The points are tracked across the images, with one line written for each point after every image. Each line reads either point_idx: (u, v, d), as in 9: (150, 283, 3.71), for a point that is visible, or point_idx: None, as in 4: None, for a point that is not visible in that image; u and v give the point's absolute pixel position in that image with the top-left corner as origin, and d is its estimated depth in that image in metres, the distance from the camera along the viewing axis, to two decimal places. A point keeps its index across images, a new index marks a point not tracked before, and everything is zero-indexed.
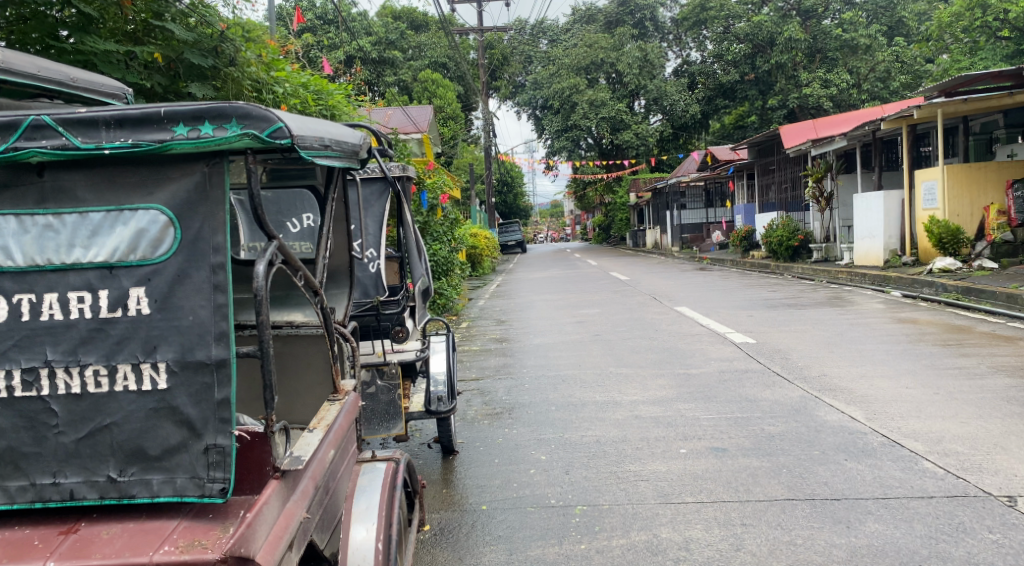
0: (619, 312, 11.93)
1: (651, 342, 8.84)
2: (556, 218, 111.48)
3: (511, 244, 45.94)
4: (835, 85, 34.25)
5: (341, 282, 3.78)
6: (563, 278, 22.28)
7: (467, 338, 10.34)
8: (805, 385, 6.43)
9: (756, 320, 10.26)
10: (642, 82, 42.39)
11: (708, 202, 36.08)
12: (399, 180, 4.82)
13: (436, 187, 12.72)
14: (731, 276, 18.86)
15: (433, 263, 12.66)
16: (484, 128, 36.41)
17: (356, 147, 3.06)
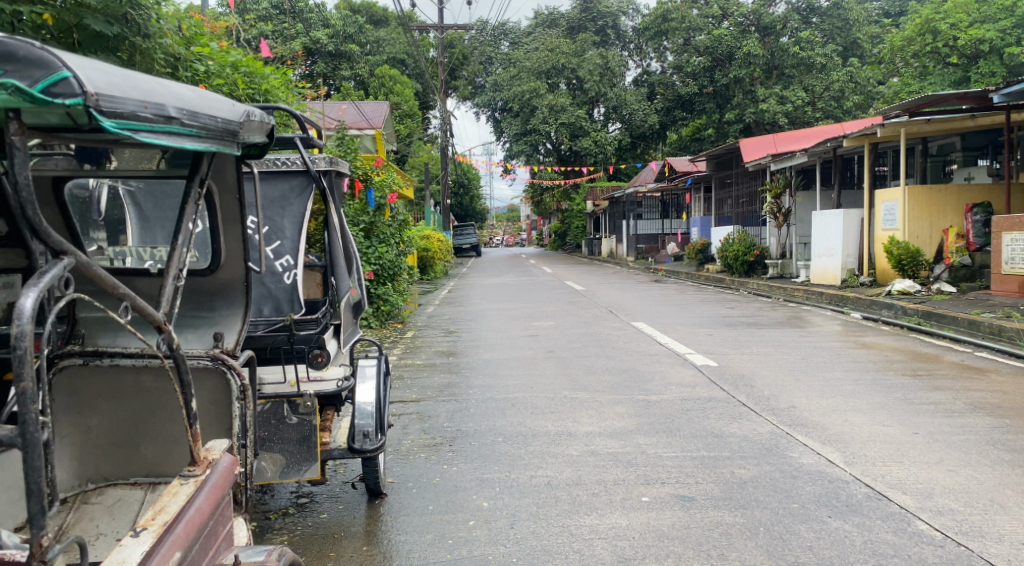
0: (572, 326, 11.34)
1: (608, 362, 8.25)
2: (512, 222, 111.20)
3: (465, 247, 45.29)
4: (790, 102, 34.42)
5: (237, 302, 3.23)
6: (516, 285, 21.67)
7: (411, 350, 9.65)
8: (774, 417, 5.89)
9: (716, 339, 9.75)
10: (602, 89, 42.11)
11: (664, 212, 35.91)
12: (325, 177, 4.13)
13: (384, 185, 12.00)
14: (687, 290, 18.47)
15: (378, 266, 11.91)
16: (442, 129, 35.69)
17: (236, 127, 2.66)
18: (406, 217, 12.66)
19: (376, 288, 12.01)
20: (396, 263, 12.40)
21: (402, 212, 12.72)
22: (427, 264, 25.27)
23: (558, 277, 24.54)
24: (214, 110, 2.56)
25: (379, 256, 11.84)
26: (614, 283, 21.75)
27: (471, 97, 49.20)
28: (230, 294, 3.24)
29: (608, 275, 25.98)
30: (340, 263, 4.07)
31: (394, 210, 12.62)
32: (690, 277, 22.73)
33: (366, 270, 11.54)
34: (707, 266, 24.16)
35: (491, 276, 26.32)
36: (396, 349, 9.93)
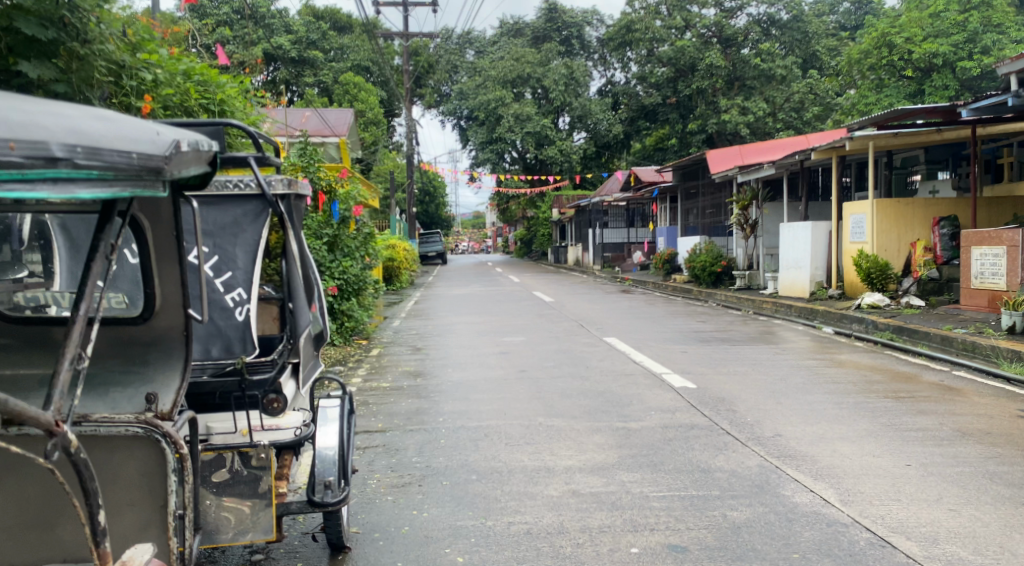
0: (543, 343, 11.01)
1: (583, 384, 7.93)
2: (478, 229, 110.97)
3: (430, 256, 44.91)
4: (752, 113, 34.65)
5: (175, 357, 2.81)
6: (483, 296, 21.32)
7: (376, 371, 9.25)
8: (761, 448, 5.62)
9: (692, 357, 9.49)
10: (567, 98, 42.01)
11: (629, 221, 35.87)
12: (282, 200, 3.70)
13: (349, 196, 11.58)
14: (656, 302, 18.27)
15: (342, 282, 11.46)
16: (407, 137, 35.29)
17: (159, 160, 2.32)
18: (371, 230, 12.25)
19: (341, 303, 11.54)
20: (362, 277, 11.96)
21: (366, 225, 12.30)
22: (392, 275, 24.81)
23: (526, 288, 24.24)
24: (128, 143, 2.24)
25: (344, 270, 11.40)
26: (582, 294, 21.52)
27: (435, 105, 48.83)
28: (165, 345, 2.84)
29: (575, 286, 25.75)
30: (299, 298, 3.67)
31: (359, 223, 12.19)
32: (658, 288, 22.57)
33: (330, 285, 11.09)
34: (674, 276, 24.03)
35: (458, 287, 25.94)
36: (361, 369, 9.51)
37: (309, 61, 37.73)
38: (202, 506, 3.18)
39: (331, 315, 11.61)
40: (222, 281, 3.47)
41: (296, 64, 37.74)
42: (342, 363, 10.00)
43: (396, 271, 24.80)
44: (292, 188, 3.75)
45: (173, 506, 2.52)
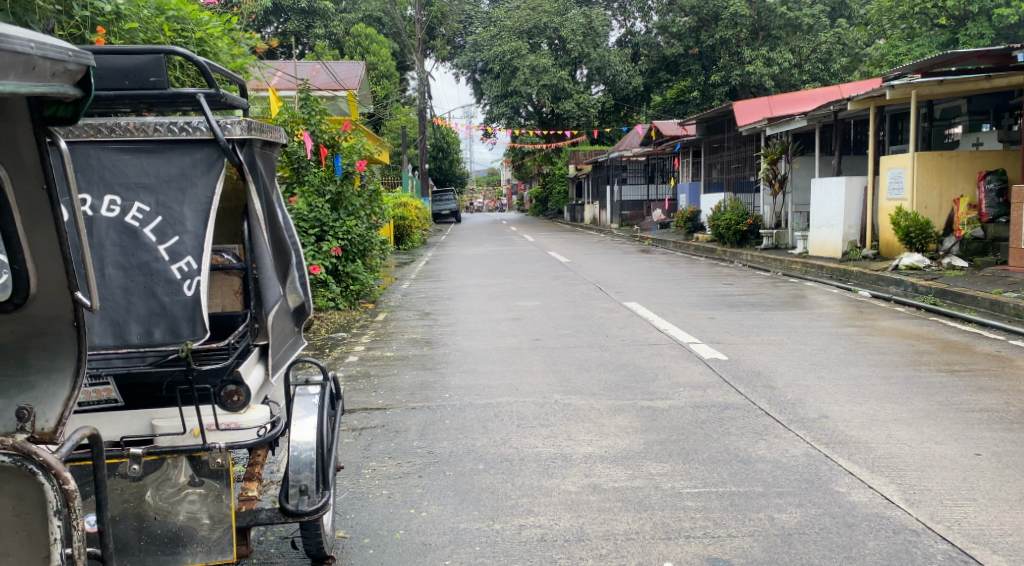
0: (560, 307, 10.39)
1: (603, 355, 7.29)
2: (494, 186, 109.89)
3: (444, 213, 44.30)
4: (777, 64, 33.49)
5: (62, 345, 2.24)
6: (498, 255, 20.71)
7: (381, 337, 8.68)
8: (805, 433, 4.99)
9: (722, 324, 8.83)
10: (585, 50, 40.78)
11: (649, 177, 34.97)
12: (245, 147, 3.02)
13: (352, 150, 10.96)
14: (677, 262, 17.56)
15: (346, 242, 10.83)
16: (420, 91, 34.46)
17: None
18: (379, 187, 11.59)
19: (346, 265, 11.01)
20: (368, 237, 11.35)
21: (372, 181, 11.64)
22: (405, 233, 24.22)
23: (542, 247, 23.59)
24: None
25: (349, 229, 10.83)
26: (600, 253, 20.84)
27: (451, 58, 47.84)
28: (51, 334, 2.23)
29: (593, 244, 25.04)
30: (266, 268, 3.03)
31: (365, 179, 11.53)
32: (680, 247, 21.83)
33: (334, 245, 10.61)
34: (695, 235, 23.27)
35: (473, 246, 25.34)
36: (367, 335, 8.94)
37: (320, 12, 36.84)
38: (147, 517, 2.69)
39: (336, 276, 11.06)
40: (166, 248, 2.80)
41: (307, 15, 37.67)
42: (348, 328, 9.44)
43: (409, 230, 24.21)
44: (251, 133, 2.99)
45: (58, 548, 2.01)
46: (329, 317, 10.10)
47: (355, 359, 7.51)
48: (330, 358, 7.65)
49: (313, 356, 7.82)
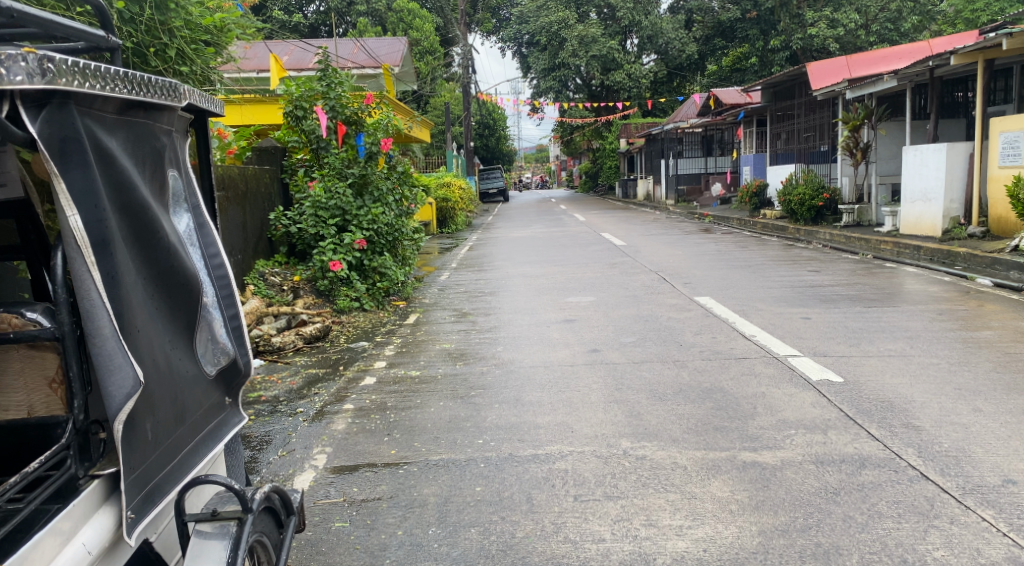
0: (621, 305, 8.91)
1: (680, 377, 5.78)
2: (542, 163, 108.69)
3: (491, 192, 43.08)
4: (842, 26, 31.80)
5: None
6: (547, 238, 19.23)
7: (410, 347, 7.35)
8: (994, 514, 3.43)
9: (821, 327, 7.26)
10: (636, 17, 38.90)
11: (706, 149, 33.07)
12: (50, 108, 1.74)
13: (377, 128, 9.73)
14: (747, 243, 15.87)
15: (373, 233, 9.38)
16: (464, 65, 33.10)
17: None
18: (408, 167, 10.09)
19: (372, 258, 9.44)
20: (398, 225, 9.83)
21: (402, 162, 10.19)
22: (448, 216, 22.88)
23: (594, 227, 22.00)
24: None
25: (375, 218, 9.36)
26: (657, 234, 19.18)
27: (495, 32, 46.38)
28: None
29: (648, 223, 23.38)
30: (105, 332, 1.79)
31: (392, 159, 10.08)
32: (746, 225, 20.08)
33: (357, 237, 9.12)
34: (762, 211, 21.48)
35: (520, 227, 23.84)
36: (393, 345, 7.56)
37: None
38: None
39: (362, 272, 9.50)
40: None
41: None
42: (373, 335, 8.05)
43: (452, 213, 22.83)
44: (53, 82, 1.69)
45: None
46: (354, 322, 8.64)
47: (373, 381, 6.12)
48: (345, 379, 6.28)
49: (326, 375, 6.46)
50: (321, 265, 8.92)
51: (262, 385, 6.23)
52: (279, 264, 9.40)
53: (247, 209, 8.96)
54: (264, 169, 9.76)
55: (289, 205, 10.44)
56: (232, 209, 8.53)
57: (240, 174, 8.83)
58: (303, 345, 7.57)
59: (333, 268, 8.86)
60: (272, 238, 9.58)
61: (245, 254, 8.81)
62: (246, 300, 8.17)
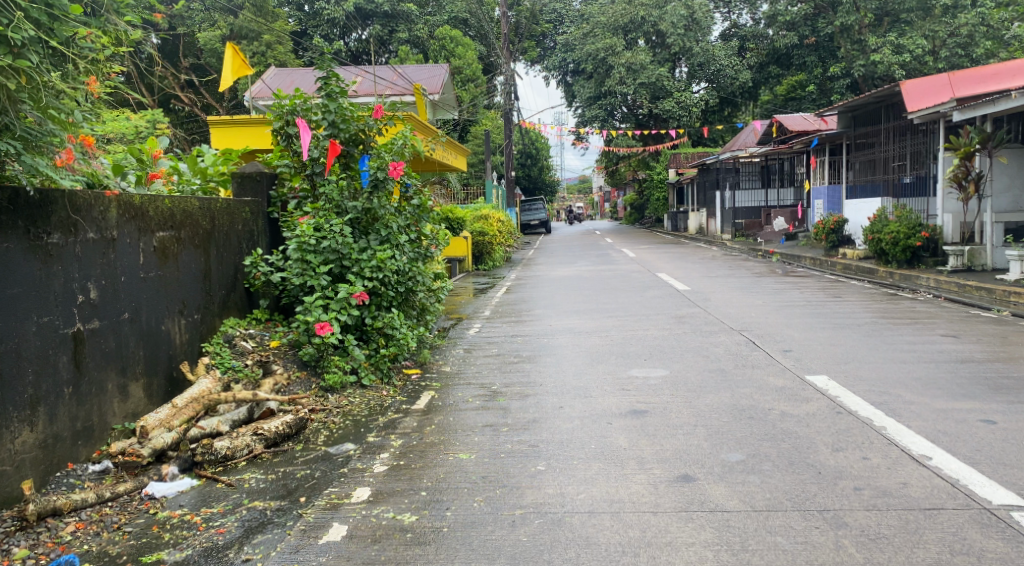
0: (705, 387, 6.58)
1: (841, 559, 3.49)
2: (585, 194, 107.08)
3: (534, 224, 41.15)
4: (908, 51, 29.82)
5: None
6: (595, 278, 16.97)
7: (412, 458, 5.12)
8: None
9: (1023, 441, 4.85)
10: (687, 44, 37.37)
11: (765, 180, 30.69)
12: None
13: (389, 154, 7.70)
14: (836, 291, 13.43)
15: (376, 281, 7.15)
16: (507, 92, 31.38)
17: None
18: (426, 199, 7.94)
19: (376, 315, 7.20)
20: (411, 273, 7.62)
21: (421, 192, 8.04)
22: (484, 251, 20.73)
23: (649, 266, 19.64)
24: None
25: (380, 264, 7.16)
26: (723, 275, 16.73)
27: (540, 59, 45.02)
28: None
29: (708, 261, 21.00)
30: None
31: (408, 189, 7.94)
32: (825, 268, 17.66)
33: (356, 288, 6.90)
34: (840, 251, 18.95)
35: (564, 263, 21.59)
36: (388, 451, 5.32)
37: (402, 15, 35.77)
38: None
39: (361, 332, 7.28)
40: None
41: (390, 19, 36.03)
42: (366, 432, 5.79)
43: (489, 248, 20.68)
44: None
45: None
46: (344, 407, 6.40)
47: (341, 538, 3.93)
48: (300, 528, 4.09)
49: (277, 517, 4.28)
50: (306, 327, 6.69)
51: (173, 537, 4.06)
52: (255, 324, 7.21)
53: (211, 253, 6.78)
54: (241, 199, 7.50)
55: (279, 244, 8.23)
56: (186, 253, 6.33)
57: (201, 208, 6.65)
58: (262, 451, 5.36)
59: (320, 332, 6.59)
60: (250, 289, 7.41)
61: (205, 313, 6.60)
62: (194, 378, 5.96)
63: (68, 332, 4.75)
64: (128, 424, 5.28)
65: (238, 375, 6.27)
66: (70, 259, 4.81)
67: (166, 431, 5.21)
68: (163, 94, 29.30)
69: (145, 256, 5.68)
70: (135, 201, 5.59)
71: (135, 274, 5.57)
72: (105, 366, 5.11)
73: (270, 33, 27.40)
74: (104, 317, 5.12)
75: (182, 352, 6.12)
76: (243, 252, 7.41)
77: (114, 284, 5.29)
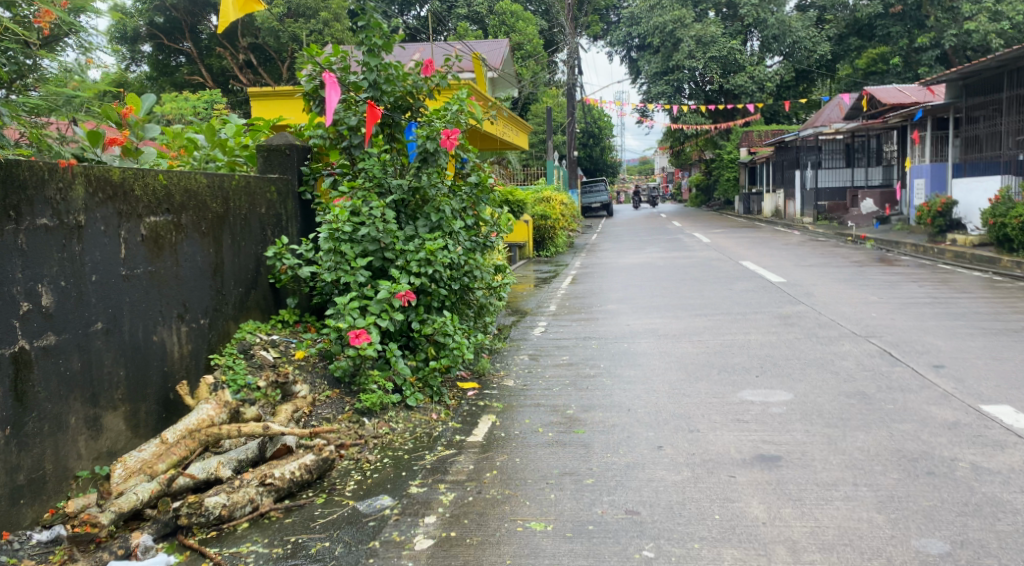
0: (849, 421, 5.08)
1: None
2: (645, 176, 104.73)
3: (597, 206, 39.59)
4: (1006, 18, 27.53)
5: None
6: (671, 267, 15.39)
7: (468, 525, 3.76)
8: None
9: None
10: (761, 15, 35.12)
11: (849, 159, 28.44)
12: None
13: (442, 121, 6.36)
14: (955, 284, 11.72)
15: (426, 277, 5.79)
16: (573, 67, 29.82)
17: None
18: (486, 176, 6.58)
19: (425, 318, 5.84)
20: (467, 266, 6.21)
21: (481, 168, 6.68)
22: (547, 236, 19.31)
23: (728, 253, 17.95)
24: None
25: (430, 256, 5.80)
26: (817, 264, 14.96)
27: (604, 35, 43.23)
28: None
29: (793, 248, 19.20)
30: None
31: (465, 165, 6.59)
32: (935, 256, 15.76)
33: (400, 286, 5.54)
34: (950, 237, 17.00)
35: (633, 249, 20.00)
36: (436, 512, 3.94)
37: None
38: None
39: (407, 338, 5.95)
40: None
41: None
42: (409, 479, 4.42)
43: (552, 232, 19.26)
44: None
45: None
46: (383, 439, 5.08)
47: None
48: None
49: None
50: (338, 335, 5.35)
51: None
52: (280, 329, 5.89)
53: (224, 242, 5.48)
54: (264, 175, 6.19)
55: (313, 230, 6.91)
56: (189, 242, 5.02)
57: (211, 186, 5.35)
58: (271, 506, 4.03)
59: (356, 341, 5.24)
60: (276, 285, 6.11)
61: (215, 317, 5.29)
62: (194, 402, 4.63)
63: (4, 354, 3.51)
64: (100, 468, 4.01)
65: (254, 397, 4.93)
66: (6, 256, 3.55)
67: (146, 481, 3.93)
68: (220, 75, 28.47)
69: (130, 249, 4.41)
70: (115, 176, 4.31)
71: (114, 272, 4.28)
72: (66, 394, 3.84)
73: (328, 11, 26.30)
74: (64, 331, 3.86)
75: (181, 368, 4.82)
76: (266, 240, 6.11)
77: (81, 287, 4.01)
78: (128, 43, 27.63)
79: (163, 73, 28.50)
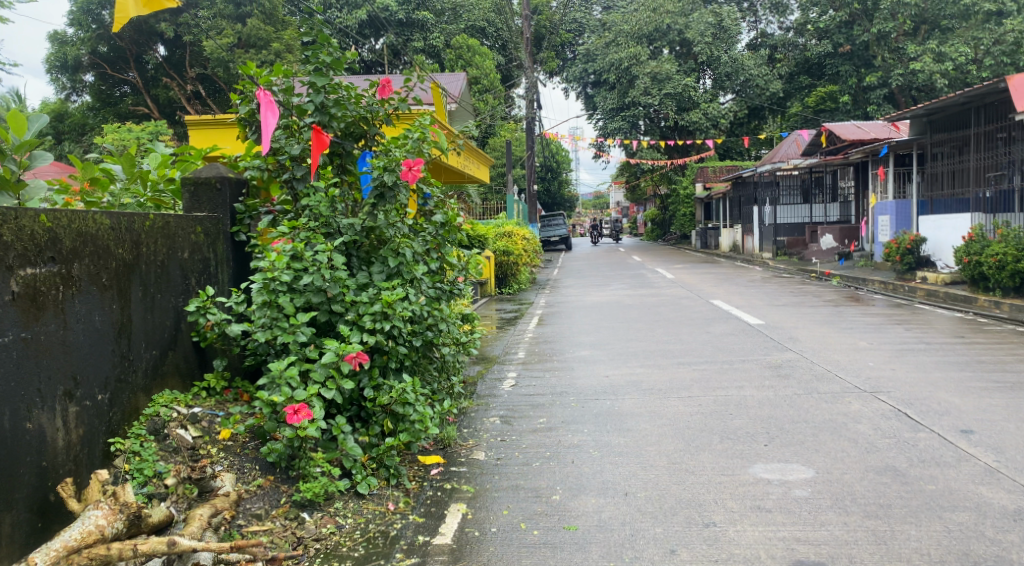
0: (891, 510, 4.24)
1: None
2: (602, 211, 105.01)
3: (555, 240, 39.05)
4: (951, 60, 27.72)
5: None
6: (639, 306, 14.64)
7: None
8: None
9: None
10: (715, 53, 35.16)
11: (807, 195, 28.23)
12: None
13: (400, 151, 5.48)
14: (936, 327, 11.13)
15: (380, 334, 4.81)
16: (531, 101, 29.32)
17: None
18: (453, 214, 5.67)
19: (379, 384, 4.86)
20: (431, 319, 5.25)
21: (447, 205, 5.80)
22: (509, 273, 18.48)
23: (696, 290, 17.33)
24: None
25: (387, 309, 4.83)
26: (790, 303, 14.35)
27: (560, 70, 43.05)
28: None
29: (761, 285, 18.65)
30: None
31: (427, 201, 5.70)
32: (906, 295, 15.31)
33: (351, 347, 4.57)
34: (919, 274, 16.61)
35: (598, 286, 19.29)
36: None
37: (418, 23, 34.36)
38: None
39: (359, 408, 4.96)
40: None
41: (405, 28, 34.17)
42: None
43: (514, 269, 18.43)
44: None
45: None
46: (326, 542, 4.08)
47: None
48: None
49: None
50: (272, 410, 4.35)
51: None
52: (203, 399, 4.86)
53: (134, 295, 4.46)
54: (190, 214, 5.21)
55: (248, 275, 5.89)
56: (84, 299, 4.01)
57: (118, 227, 4.35)
58: None
59: (294, 418, 4.25)
60: (201, 344, 5.09)
61: (120, 389, 4.26)
62: (81, 507, 3.61)
63: None
64: None
65: (163, 494, 3.95)
66: None
67: None
68: (167, 106, 27.26)
69: None
70: None
71: None
72: None
73: (280, 42, 25.41)
74: None
75: (68, 461, 3.78)
76: (190, 290, 5.10)
77: None
78: (68, 72, 26.22)
79: (106, 103, 27.19)
